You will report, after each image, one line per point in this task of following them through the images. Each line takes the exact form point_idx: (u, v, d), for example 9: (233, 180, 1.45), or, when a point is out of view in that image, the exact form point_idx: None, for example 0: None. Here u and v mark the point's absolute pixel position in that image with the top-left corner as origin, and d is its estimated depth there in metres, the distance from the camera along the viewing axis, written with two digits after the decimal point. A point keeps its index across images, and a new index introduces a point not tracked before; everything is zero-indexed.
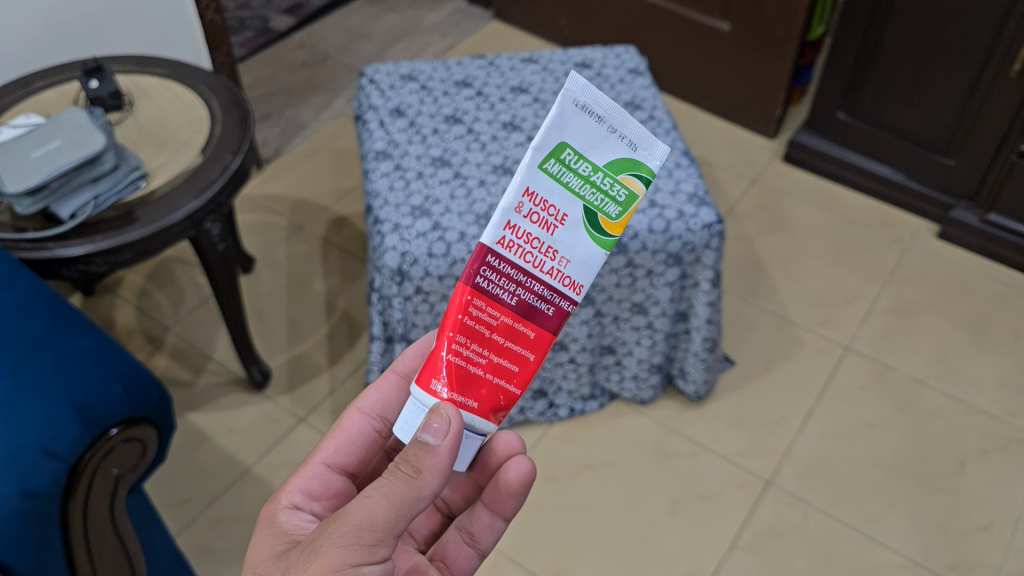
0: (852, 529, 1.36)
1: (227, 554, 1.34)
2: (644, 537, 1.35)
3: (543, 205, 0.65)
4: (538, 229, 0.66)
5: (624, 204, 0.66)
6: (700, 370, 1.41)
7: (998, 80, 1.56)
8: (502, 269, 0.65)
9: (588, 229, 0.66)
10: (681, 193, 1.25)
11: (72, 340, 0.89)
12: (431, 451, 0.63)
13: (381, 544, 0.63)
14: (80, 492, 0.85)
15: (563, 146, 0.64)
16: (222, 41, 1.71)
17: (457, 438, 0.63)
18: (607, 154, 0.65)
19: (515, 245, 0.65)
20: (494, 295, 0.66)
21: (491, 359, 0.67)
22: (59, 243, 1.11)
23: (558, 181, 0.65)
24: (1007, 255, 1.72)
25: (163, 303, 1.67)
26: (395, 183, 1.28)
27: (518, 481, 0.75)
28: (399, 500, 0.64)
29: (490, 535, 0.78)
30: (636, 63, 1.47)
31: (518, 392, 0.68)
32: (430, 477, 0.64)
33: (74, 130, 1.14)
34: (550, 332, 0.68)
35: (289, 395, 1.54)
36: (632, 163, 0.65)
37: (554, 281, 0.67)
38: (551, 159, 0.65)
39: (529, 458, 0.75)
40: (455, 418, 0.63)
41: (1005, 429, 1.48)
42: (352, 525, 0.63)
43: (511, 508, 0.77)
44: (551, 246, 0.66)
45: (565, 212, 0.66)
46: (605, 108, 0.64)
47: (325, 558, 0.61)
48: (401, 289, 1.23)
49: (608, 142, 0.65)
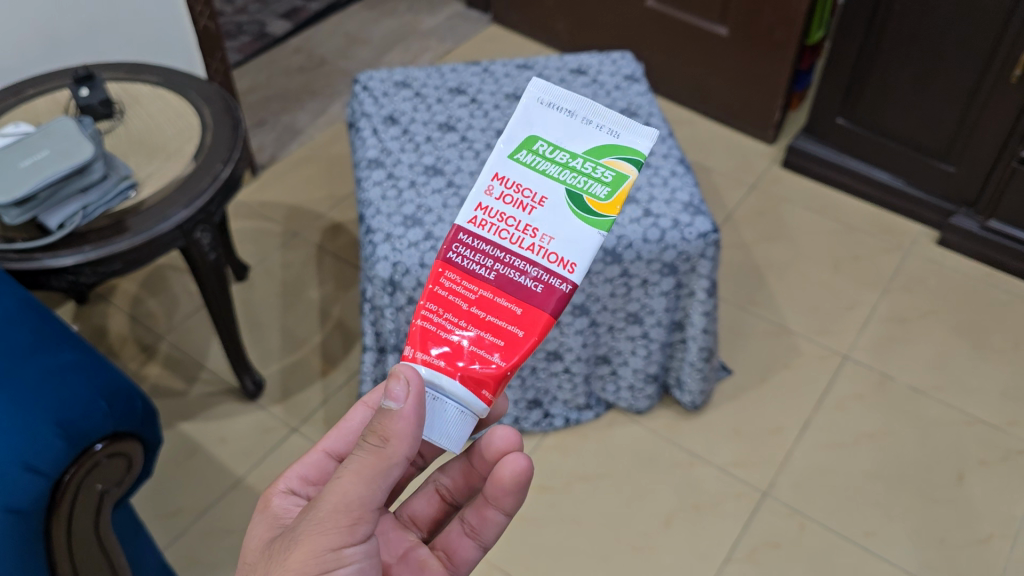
0: (850, 541, 1.34)
1: (219, 565, 1.32)
2: (639, 549, 1.34)
3: (516, 188, 0.66)
4: (512, 209, 0.66)
5: (611, 184, 0.65)
6: (697, 380, 1.39)
7: (998, 87, 1.54)
8: (474, 245, 0.65)
9: (573, 209, 0.65)
10: (675, 203, 1.23)
11: (54, 355, 0.88)
12: (395, 417, 0.60)
13: (359, 523, 0.61)
14: (63, 512, 0.83)
15: (533, 138, 0.68)
16: (216, 47, 1.69)
17: (420, 398, 0.61)
18: (584, 142, 0.66)
19: (488, 223, 0.65)
20: (471, 270, 0.65)
21: (467, 329, 0.64)
22: (48, 254, 1.10)
23: (531, 169, 0.67)
24: (1005, 261, 1.70)
25: (157, 312, 1.66)
26: (387, 192, 1.26)
27: (516, 478, 0.70)
28: (371, 474, 0.61)
29: (491, 528, 0.75)
30: (632, 70, 1.45)
31: (500, 365, 0.63)
32: (399, 444, 0.61)
33: (63, 139, 1.12)
34: (540, 309, 0.64)
35: (282, 404, 1.52)
36: (612, 147, 0.66)
37: (537, 257, 0.64)
38: (521, 150, 0.67)
39: (526, 453, 0.70)
40: (414, 379, 0.61)
41: (1005, 439, 1.46)
42: (328, 507, 0.61)
43: (511, 504, 0.72)
44: (531, 225, 0.65)
45: (542, 194, 0.65)
46: (572, 102, 0.68)
47: (304, 546, 0.61)
48: (393, 299, 1.22)
49: (584, 132, 0.67)
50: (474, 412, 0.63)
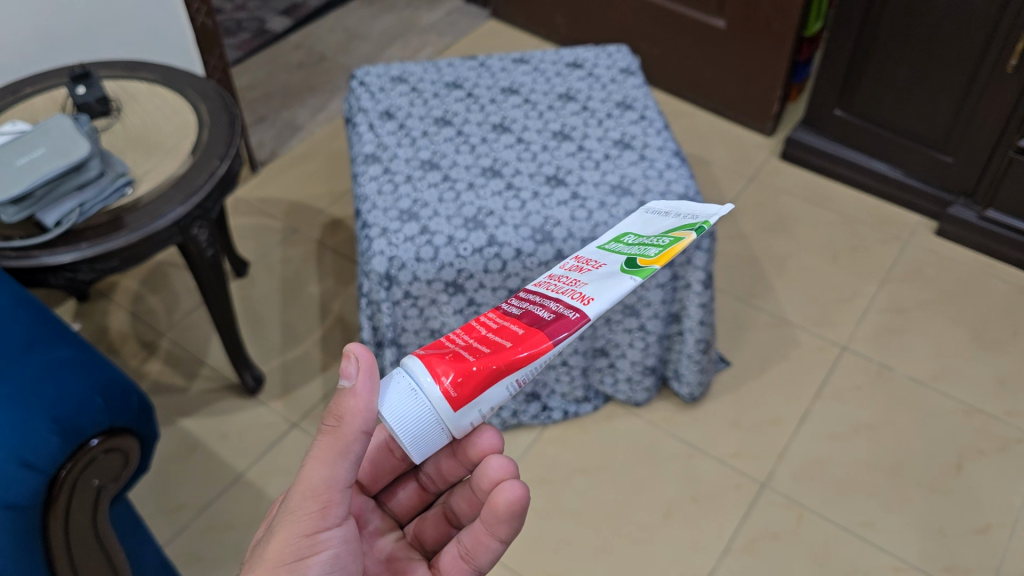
0: (847, 531, 1.34)
1: (220, 560, 1.33)
2: (637, 541, 1.34)
3: (585, 263, 0.71)
4: (575, 272, 0.70)
5: (664, 246, 0.66)
6: (694, 371, 1.39)
7: (995, 76, 1.54)
8: (524, 295, 0.70)
9: (621, 266, 0.66)
10: (672, 193, 1.22)
11: (51, 351, 0.89)
12: (349, 393, 0.65)
13: (328, 506, 0.66)
14: (61, 508, 0.84)
15: (624, 234, 0.73)
16: (214, 44, 1.69)
17: (370, 373, 0.65)
18: (662, 228, 0.71)
19: (546, 283, 0.70)
20: (506, 309, 0.68)
21: (470, 340, 0.66)
22: (45, 251, 1.10)
23: (609, 251, 0.71)
24: (1004, 251, 1.70)
25: (157, 309, 1.67)
26: (384, 187, 1.26)
27: (508, 507, 0.68)
28: (332, 455, 0.66)
29: (485, 554, 0.73)
30: (628, 62, 1.45)
31: (470, 363, 0.63)
32: (354, 420, 0.65)
33: (59, 137, 1.13)
34: (538, 332, 0.63)
35: (282, 399, 1.53)
36: (687, 225, 0.68)
37: (568, 298, 0.66)
38: (609, 242, 0.73)
39: (522, 481, 0.69)
40: (363, 355, 0.65)
41: (1003, 429, 1.46)
42: (298, 495, 0.66)
43: (506, 532, 0.70)
44: (578, 279, 0.68)
45: (603, 262, 0.69)
46: (670, 209, 0.75)
47: (279, 536, 0.66)
48: (390, 293, 1.22)
49: (666, 220, 0.72)
50: (427, 395, 0.63)
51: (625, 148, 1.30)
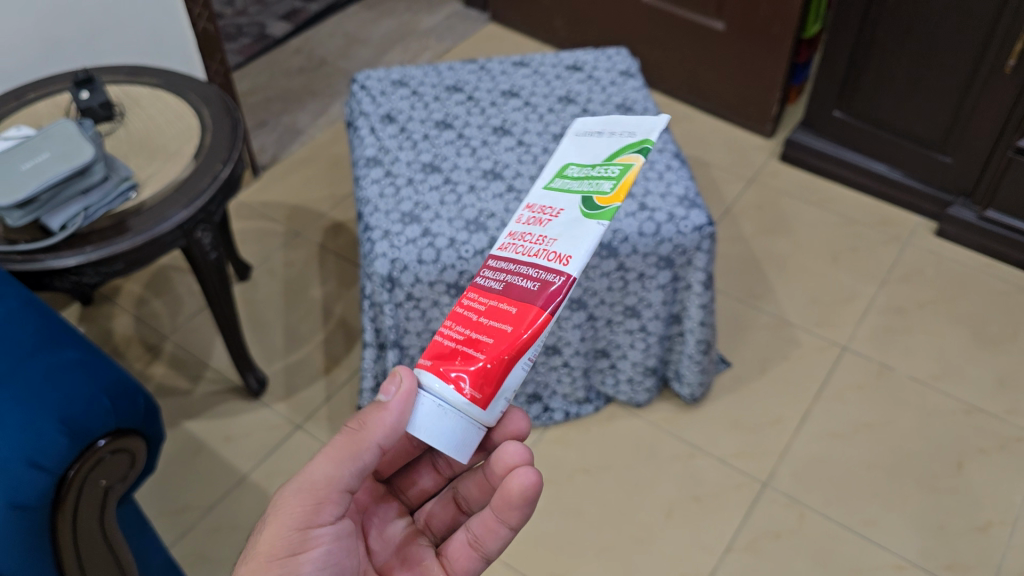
0: (849, 530, 1.35)
1: (225, 561, 1.34)
2: (639, 540, 1.35)
3: (540, 210, 0.78)
4: (533, 226, 0.75)
5: (616, 177, 0.76)
6: (695, 372, 1.40)
7: (994, 76, 1.55)
8: (497, 266, 0.73)
9: (583, 211, 0.73)
10: (671, 196, 1.23)
11: (58, 353, 0.90)
12: (374, 408, 0.68)
13: (325, 503, 0.69)
14: (69, 506, 0.86)
15: (566, 166, 0.84)
16: (215, 49, 1.70)
17: (407, 397, 0.67)
18: (603, 154, 0.82)
19: (510, 244, 0.74)
20: (485, 286, 0.71)
21: (468, 334, 0.68)
22: (51, 255, 1.11)
23: (557, 188, 0.82)
24: (1003, 250, 1.71)
25: (161, 312, 1.68)
26: (385, 190, 1.27)
27: (521, 493, 0.69)
28: (341, 456, 0.69)
29: (495, 541, 0.74)
30: (628, 65, 1.46)
31: (481, 360, 0.66)
32: (372, 432, 0.69)
33: (64, 141, 1.14)
34: (530, 306, 0.67)
35: (285, 401, 1.54)
36: (626, 149, 0.79)
37: (542, 259, 0.71)
38: (555, 177, 0.84)
39: (535, 467, 0.69)
40: (407, 378, 0.67)
41: (1003, 427, 1.47)
42: (298, 486, 0.69)
43: (517, 519, 0.71)
44: (543, 234, 0.73)
45: (560, 208, 0.76)
46: (601, 129, 0.86)
47: (273, 523, 0.68)
48: (392, 295, 1.23)
49: (604, 149, 0.82)
50: (453, 406, 0.66)
51: None
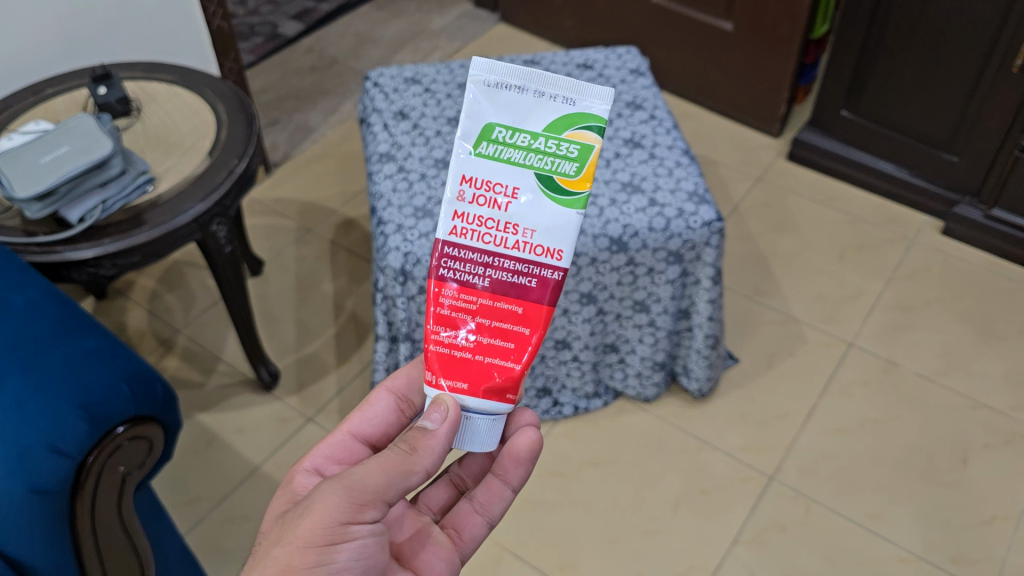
0: (855, 524, 1.36)
1: (238, 551, 1.36)
2: (647, 532, 1.36)
3: (486, 188, 0.68)
4: (488, 210, 0.68)
5: (579, 159, 0.68)
6: (703, 367, 1.41)
7: (1000, 78, 1.56)
8: (463, 256, 0.69)
9: (547, 194, 0.68)
10: (681, 191, 1.25)
11: (78, 342, 0.92)
12: (428, 436, 0.68)
13: (370, 504, 0.65)
14: (87, 491, 0.87)
15: (489, 126, 0.68)
16: (230, 47, 1.73)
17: (454, 425, 0.68)
18: (542, 119, 0.68)
19: (469, 231, 0.68)
20: (468, 283, 0.69)
21: (479, 341, 0.70)
22: (69, 247, 1.13)
23: (496, 159, 0.68)
24: (1008, 248, 1.72)
25: (174, 306, 1.70)
26: (398, 184, 1.29)
27: (526, 450, 0.77)
28: (393, 469, 0.67)
29: (498, 503, 0.80)
30: (637, 64, 1.47)
31: (517, 370, 0.69)
32: (424, 458, 0.68)
33: (83, 135, 1.16)
34: (537, 304, 0.69)
35: (297, 394, 1.56)
36: (570, 118, 0.68)
37: (525, 253, 0.68)
38: (480, 141, 0.68)
39: (537, 425, 0.78)
40: (454, 407, 0.68)
41: (1008, 423, 1.48)
42: (346, 483, 0.65)
43: (519, 477, 0.79)
44: (510, 221, 0.68)
45: (515, 186, 0.68)
46: (519, 77, 0.68)
47: (316, 513, 0.64)
48: (405, 288, 1.25)
49: (539, 108, 0.68)
50: (503, 416, 0.71)
51: (635, 147, 1.32)
